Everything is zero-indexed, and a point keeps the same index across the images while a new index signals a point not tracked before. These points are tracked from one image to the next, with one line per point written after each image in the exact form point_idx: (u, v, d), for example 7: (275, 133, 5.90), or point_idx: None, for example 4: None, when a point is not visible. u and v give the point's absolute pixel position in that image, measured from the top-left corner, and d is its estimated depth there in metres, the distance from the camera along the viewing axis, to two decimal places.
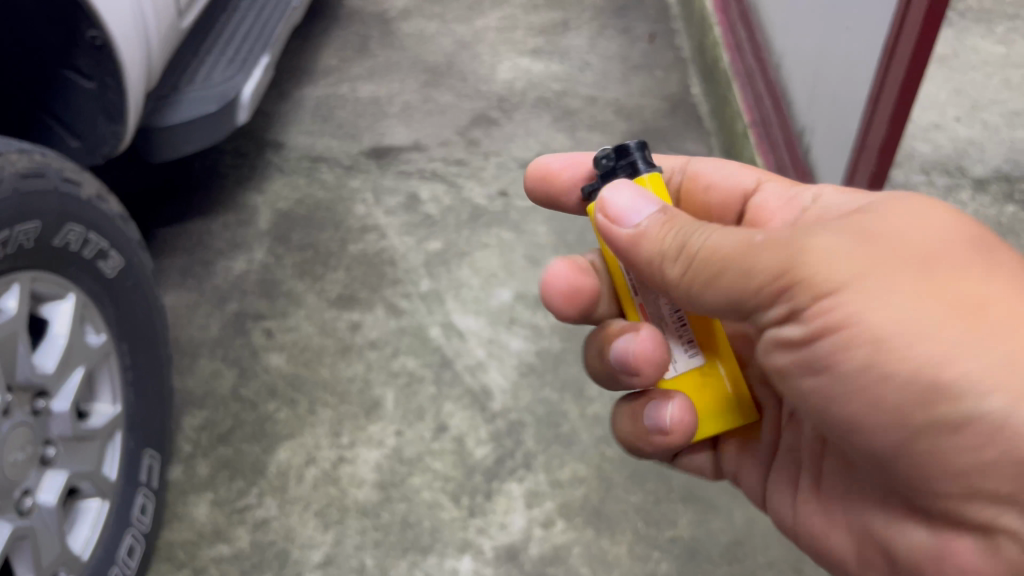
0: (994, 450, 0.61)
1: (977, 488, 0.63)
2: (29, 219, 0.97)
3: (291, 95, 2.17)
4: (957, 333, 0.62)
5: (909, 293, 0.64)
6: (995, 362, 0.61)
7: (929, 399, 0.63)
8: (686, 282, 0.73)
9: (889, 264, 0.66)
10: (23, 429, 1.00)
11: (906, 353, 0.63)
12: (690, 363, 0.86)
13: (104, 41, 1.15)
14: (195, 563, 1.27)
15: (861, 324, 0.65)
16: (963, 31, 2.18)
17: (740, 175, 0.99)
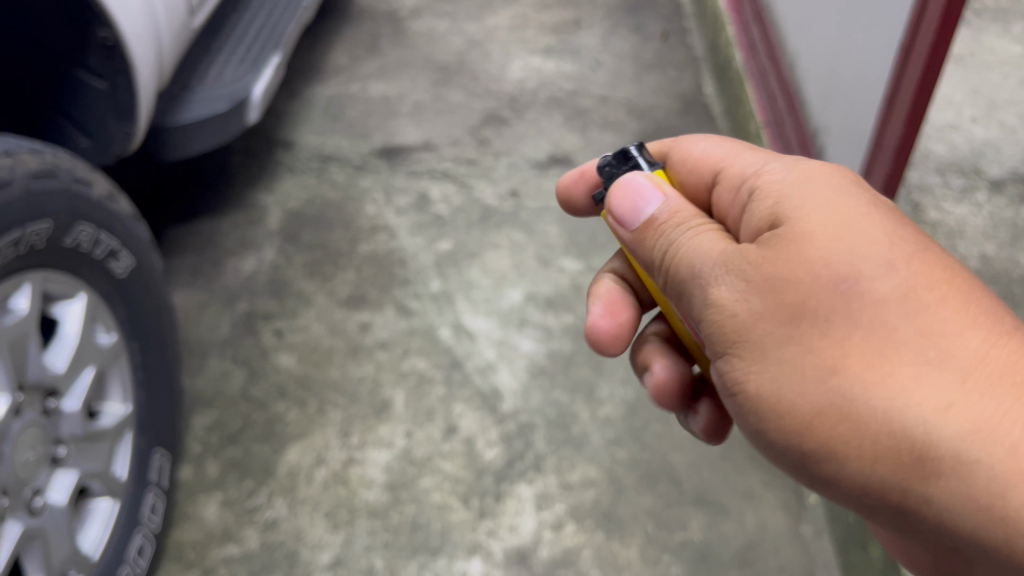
0: (867, 500, 0.64)
1: (872, 519, 0.67)
2: (40, 220, 0.97)
3: (301, 94, 2.16)
4: (819, 399, 0.63)
5: (781, 360, 0.65)
6: (852, 431, 0.62)
7: (805, 458, 0.66)
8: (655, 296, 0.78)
9: (765, 323, 0.65)
10: (34, 429, 0.99)
11: (778, 421, 0.66)
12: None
13: (115, 41, 1.15)
14: (204, 563, 1.27)
15: (744, 393, 0.67)
16: (980, 31, 2.15)
17: (711, 148, 0.85)
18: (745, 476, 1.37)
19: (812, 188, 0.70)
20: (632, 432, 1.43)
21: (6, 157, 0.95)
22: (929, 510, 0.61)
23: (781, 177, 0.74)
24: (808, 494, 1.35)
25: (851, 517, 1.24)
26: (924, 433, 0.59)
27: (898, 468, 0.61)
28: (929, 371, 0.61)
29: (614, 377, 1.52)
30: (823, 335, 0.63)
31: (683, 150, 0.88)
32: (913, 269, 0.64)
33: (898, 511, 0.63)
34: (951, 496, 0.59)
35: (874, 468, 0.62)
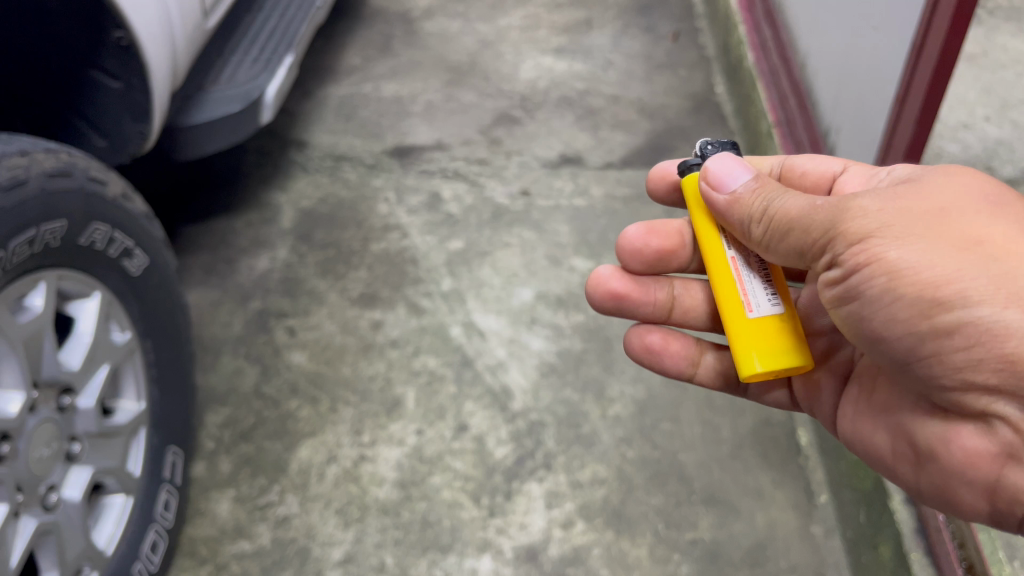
0: (979, 350, 0.72)
1: (972, 383, 0.74)
2: (55, 219, 0.98)
3: (314, 94, 2.17)
4: (960, 259, 0.75)
5: (924, 233, 0.77)
6: (987, 282, 0.73)
7: (931, 308, 0.75)
8: (767, 239, 0.87)
9: (912, 212, 0.79)
10: (48, 425, 1.01)
11: (915, 275, 0.76)
12: (773, 311, 0.93)
13: (130, 41, 1.16)
14: (217, 558, 1.28)
15: (883, 254, 0.77)
16: (994, 29, 2.14)
17: (826, 164, 1.09)
18: (755, 475, 1.38)
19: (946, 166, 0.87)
20: (642, 431, 1.44)
21: (21, 156, 0.97)
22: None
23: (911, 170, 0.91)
24: (818, 494, 1.35)
25: (861, 517, 1.26)
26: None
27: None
28: None
29: (624, 376, 1.52)
30: (965, 224, 0.77)
31: (799, 161, 1.11)
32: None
33: (1009, 364, 0.71)
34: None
35: (999, 310, 0.72)
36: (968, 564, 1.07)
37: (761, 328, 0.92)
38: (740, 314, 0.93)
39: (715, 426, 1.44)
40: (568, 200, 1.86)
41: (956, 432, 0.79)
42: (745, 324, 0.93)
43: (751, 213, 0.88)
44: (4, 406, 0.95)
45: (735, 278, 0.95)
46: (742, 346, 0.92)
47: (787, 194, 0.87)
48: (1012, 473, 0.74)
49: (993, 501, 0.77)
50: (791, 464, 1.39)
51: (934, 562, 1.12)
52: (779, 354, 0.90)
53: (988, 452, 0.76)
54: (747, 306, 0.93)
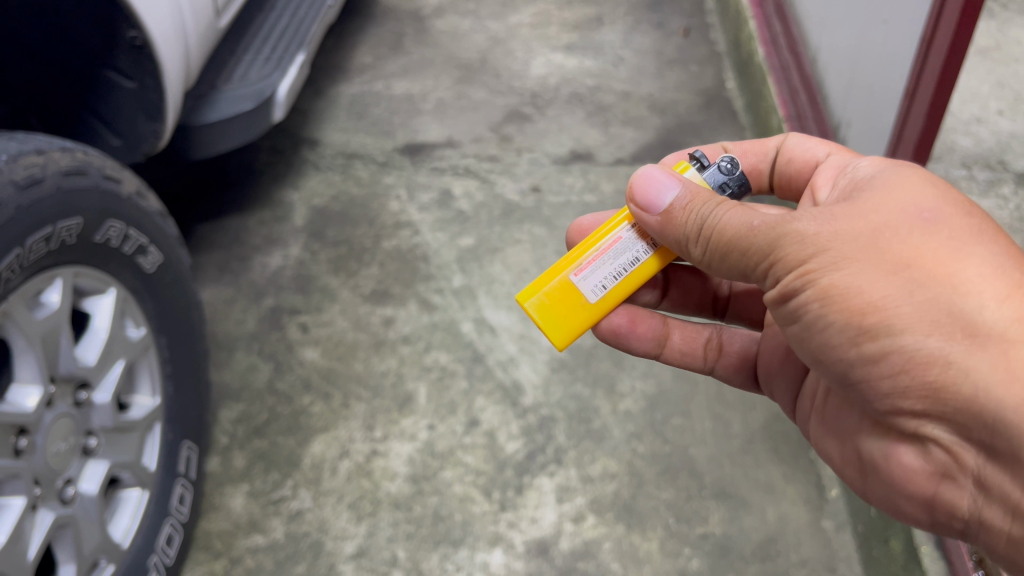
0: (906, 378, 0.69)
1: (901, 408, 0.71)
2: (72, 217, 1.00)
3: (326, 92, 2.19)
4: (890, 285, 0.70)
5: (856, 257, 0.71)
6: (914, 310, 0.68)
7: (858, 336, 0.71)
8: (707, 260, 0.82)
9: (846, 231, 0.73)
10: (66, 420, 1.02)
11: (847, 302, 0.71)
12: (588, 295, 0.94)
13: (143, 41, 1.18)
14: (231, 552, 1.30)
15: (817, 281, 0.72)
16: (1007, 22, 2.13)
17: (818, 150, 0.98)
18: (765, 469, 1.38)
19: (895, 170, 0.80)
20: (652, 426, 1.44)
21: (38, 154, 0.98)
22: (965, 384, 0.66)
23: (867, 170, 0.83)
24: (829, 488, 1.35)
25: (871, 511, 1.25)
26: (979, 315, 0.67)
27: (948, 339, 0.67)
28: (996, 277, 0.69)
29: (635, 371, 1.52)
30: (901, 243, 0.71)
31: (796, 143, 1.00)
32: (979, 222, 0.73)
33: (936, 393, 0.68)
34: (986, 369, 0.65)
35: (923, 339, 0.67)
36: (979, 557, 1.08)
37: (565, 289, 0.95)
38: (566, 266, 0.95)
39: (725, 420, 1.45)
40: (578, 196, 1.87)
41: (896, 448, 0.77)
42: (563, 276, 0.95)
43: (687, 231, 0.83)
44: (23, 401, 0.96)
45: (603, 247, 0.94)
46: (546, 279, 0.95)
47: (724, 205, 0.80)
48: (948, 490, 0.73)
49: (931, 513, 0.76)
50: (802, 459, 1.39)
51: (946, 556, 1.14)
52: (547, 314, 0.94)
53: (925, 471, 0.74)
54: (576, 271, 0.94)
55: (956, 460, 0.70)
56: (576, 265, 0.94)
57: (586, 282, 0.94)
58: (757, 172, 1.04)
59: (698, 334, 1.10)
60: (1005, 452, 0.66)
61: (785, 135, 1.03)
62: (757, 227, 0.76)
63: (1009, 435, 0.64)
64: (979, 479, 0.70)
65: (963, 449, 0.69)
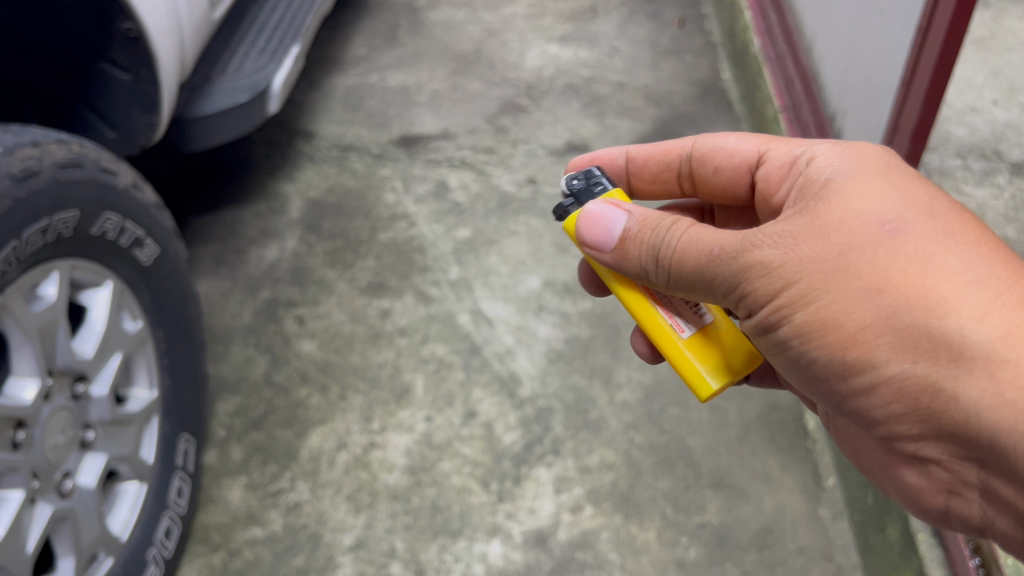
0: (899, 405, 0.70)
1: (900, 432, 0.73)
2: (68, 209, 0.99)
3: (321, 84, 2.18)
4: (867, 313, 0.70)
5: (829, 286, 0.71)
6: (895, 339, 0.68)
7: (851, 368, 0.72)
8: (673, 291, 0.82)
9: (813, 256, 0.72)
10: (63, 413, 1.02)
11: (829, 335, 0.72)
12: (703, 322, 0.90)
13: (138, 33, 1.17)
14: (230, 544, 1.30)
15: (798, 316, 0.73)
16: (1001, 12, 2.14)
17: (740, 145, 0.98)
18: (762, 459, 1.38)
19: (855, 169, 0.78)
20: (650, 416, 1.44)
21: (34, 147, 0.98)
22: (955, 409, 0.66)
23: (825, 164, 0.82)
24: (826, 477, 1.36)
25: (868, 499, 1.26)
26: (959, 335, 0.66)
27: (932, 364, 0.67)
28: (969, 288, 0.67)
29: (632, 362, 1.53)
30: (869, 264, 0.70)
31: (712, 146, 0.99)
32: (946, 221, 0.72)
33: (932, 418, 0.69)
34: (973, 393, 0.65)
35: (908, 367, 0.68)
36: (976, 544, 1.09)
37: (698, 348, 0.88)
38: (672, 336, 0.89)
39: (722, 410, 1.45)
40: None
41: (899, 461, 0.78)
42: (684, 343, 0.88)
43: (643, 262, 0.83)
44: (21, 394, 0.96)
45: (648, 299, 0.91)
46: (686, 368, 0.88)
47: (681, 229, 0.80)
48: (955, 504, 0.74)
49: (944, 521, 0.78)
50: (799, 448, 1.40)
51: (942, 543, 1.14)
52: (716, 370, 0.87)
53: (931, 487, 0.75)
54: (678, 326, 0.89)
55: (957, 476, 0.71)
56: (673, 331, 0.89)
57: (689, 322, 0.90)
58: (665, 178, 1.05)
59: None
60: (996, 472, 0.67)
61: (691, 135, 1.03)
62: (718, 258, 0.76)
63: (1000, 458, 0.65)
64: (981, 495, 0.71)
65: (960, 468, 0.70)
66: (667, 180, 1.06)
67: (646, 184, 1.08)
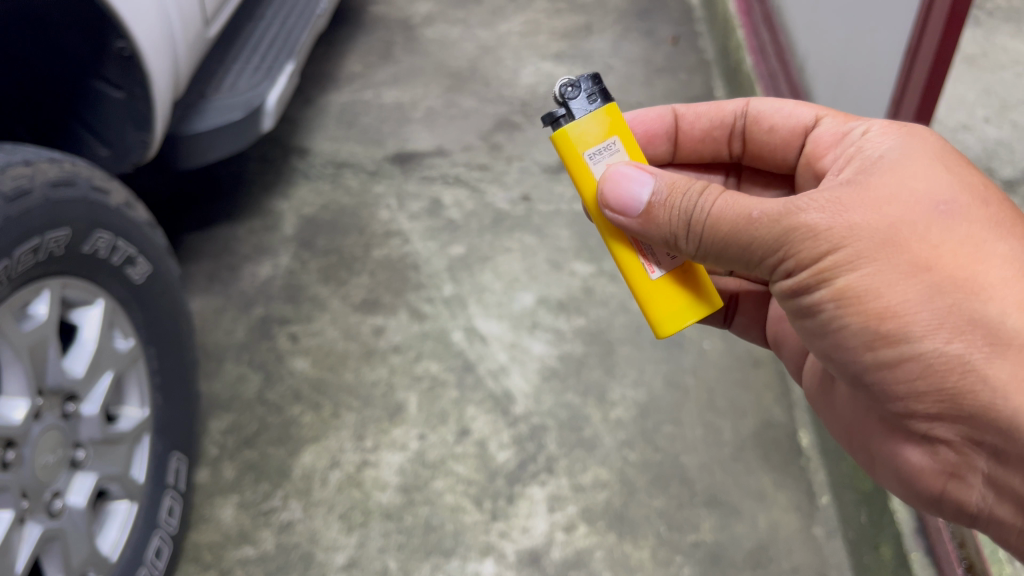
0: (923, 382, 0.69)
1: (915, 410, 0.72)
2: (60, 228, 0.99)
3: (316, 101, 2.18)
4: (908, 288, 0.69)
5: (875, 255, 0.70)
6: (934, 315, 0.68)
7: (878, 341, 0.71)
8: (702, 255, 0.80)
9: (864, 224, 0.71)
10: (53, 432, 1.02)
11: (864, 304, 0.71)
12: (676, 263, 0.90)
13: (131, 51, 1.17)
14: (221, 564, 1.29)
15: (836, 282, 0.72)
16: (993, 30, 2.15)
17: (798, 110, 1.01)
18: (757, 477, 1.38)
19: (909, 149, 0.78)
20: (644, 434, 1.44)
21: (26, 165, 0.98)
22: (982, 391, 0.66)
23: (878, 145, 0.81)
24: (820, 495, 1.36)
25: (863, 517, 1.26)
26: (998, 320, 0.66)
27: (967, 345, 0.67)
28: (1015, 276, 0.68)
29: (626, 380, 1.53)
30: (919, 239, 0.70)
31: (770, 108, 1.02)
32: (997, 210, 0.72)
33: (953, 399, 0.68)
34: (1005, 377, 0.65)
35: (942, 344, 0.68)
36: (969, 563, 1.08)
37: (665, 289, 0.89)
38: (640, 275, 0.90)
39: (717, 428, 1.45)
40: (569, 205, 1.87)
41: (905, 443, 0.78)
42: (652, 284, 0.90)
43: (673, 229, 0.81)
44: (10, 413, 0.96)
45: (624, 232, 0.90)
46: (652, 306, 0.90)
47: (720, 190, 0.78)
48: (954, 488, 0.74)
49: (938, 506, 0.78)
50: (793, 466, 1.39)
51: (935, 562, 1.13)
52: (684, 316, 0.89)
53: (934, 469, 0.75)
54: (650, 265, 0.90)
55: (966, 459, 0.71)
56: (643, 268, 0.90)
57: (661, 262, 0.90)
58: (716, 137, 1.07)
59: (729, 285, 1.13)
60: (1012, 459, 0.66)
61: (743, 99, 1.05)
62: (758, 219, 0.74)
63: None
64: (987, 479, 0.70)
65: (971, 451, 0.70)
66: (717, 140, 1.07)
67: (693, 144, 1.09)
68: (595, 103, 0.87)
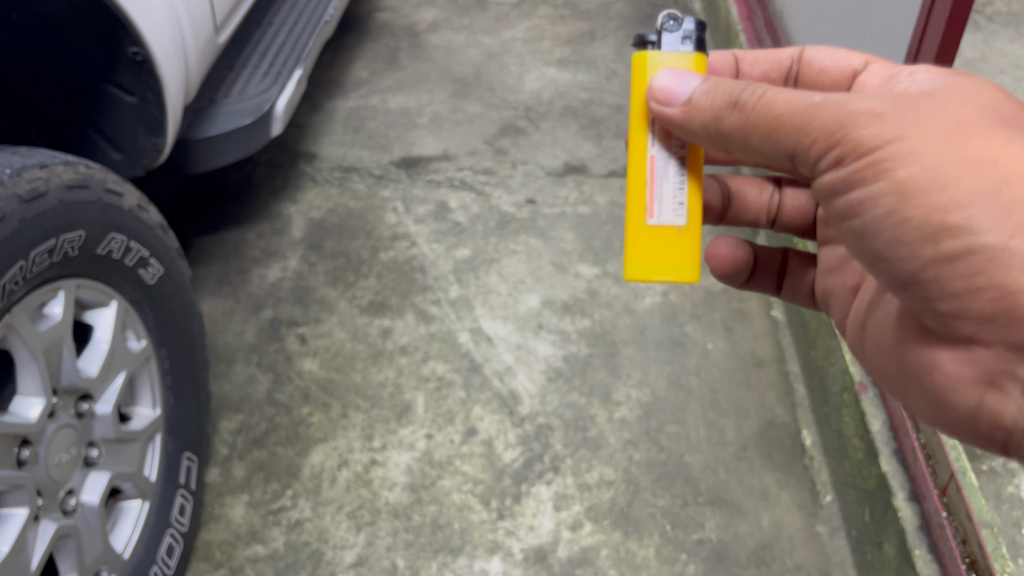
0: (980, 278, 0.64)
1: (966, 313, 0.66)
2: (74, 229, 1.01)
3: (322, 106, 2.21)
4: (971, 181, 0.66)
5: (940, 148, 0.68)
6: (998, 207, 0.64)
7: (934, 233, 0.66)
8: (755, 144, 0.80)
9: (931, 125, 0.70)
10: (68, 430, 1.03)
11: (925, 195, 0.67)
12: (674, 222, 0.96)
13: (144, 56, 1.20)
14: (231, 562, 1.30)
15: (894, 172, 0.69)
16: (992, 35, 2.18)
17: (847, 57, 1.08)
18: (760, 476, 1.39)
19: (974, 79, 0.78)
20: (648, 433, 1.46)
21: (42, 168, 1.00)
22: None
23: (943, 83, 0.81)
24: (823, 494, 1.37)
25: (866, 515, 1.28)
26: None
27: None
28: None
29: (630, 380, 1.54)
30: (986, 144, 0.68)
31: (820, 55, 1.09)
32: None
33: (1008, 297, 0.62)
34: None
35: (1001, 238, 0.63)
36: (972, 560, 1.10)
37: (657, 235, 0.97)
38: (641, 215, 0.97)
39: (720, 427, 1.47)
40: (573, 208, 1.89)
41: (945, 363, 0.72)
42: (646, 227, 0.97)
43: (729, 124, 0.82)
44: (26, 412, 0.98)
45: (649, 171, 0.96)
46: (637, 245, 0.97)
47: (776, 89, 0.78)
48: (993, 400, 0.69)
49: (976, 429, 0.72)
50: (797, 465, 1.41)
51: (938, 559, 1.14)
52: (660, 270, 0.97)
53: (973, 377, 0.69)
54: (651, 211, 0.96)
55: (1011, 368, 0.66)
56: (647, 208, 0.96)
57: (662, 214, 0.96)
58: (773, 79, 1.12)
59: (775, 250, 1.16)
60: None
61: (798, 47, 1.12)
62: (821, 106, 0.74)
63: None
64: None
65: (1017, 355, 0.64)
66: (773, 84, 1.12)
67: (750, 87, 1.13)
68: (687, 46, 0.93)
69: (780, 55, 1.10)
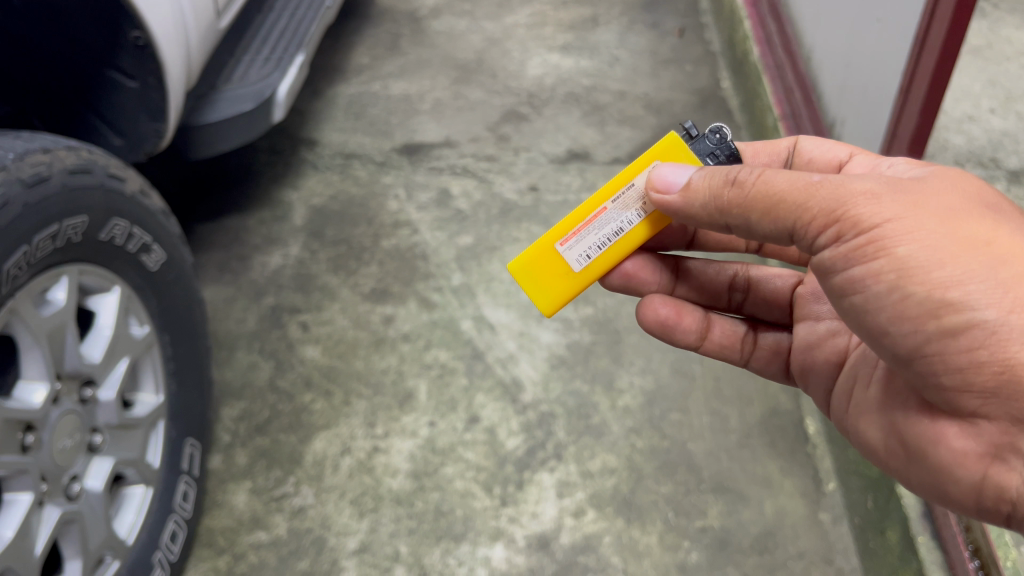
0: (984, 353, 0.64)
1: (970, 387, 0.66)
2: (77, 215, 1.01)
3: (324, 93, 2.20)
4: (969, 260, 0.67)
5: (936, 229, 0.69)
6: (998, 286, 0.65)
7: (938, 309, 0.66)
8: (747, 221, 0.77)
9: (924, 206, 0.70)
10: (71, 416, 1.03)
11: (926, 274, 0.67)
12: (572, 262, 0.98)
13: (146, 41, 1.19)
14: (234, 548, 1.30)
15: (893, 250, 0.69)
16: (998, 22, 2.16)
17: (835, 150, 1.04)
18: (763, 464, 1.39)
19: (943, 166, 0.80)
20: (651, 421, 1.46)
21: (44, 153, 0.99)
22: None
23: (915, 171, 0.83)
24: (826, 481, 1.37)
25: (869, 502, 1.27)
26: None
27: None
28: None
29: (633, 368, 1.54)
30: (974, 225, 0.69)
31: (811, 146, 1.04)
32: None
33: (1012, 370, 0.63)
34: None
35: (1002, 314, 0.64)
36: (975, 547, 1.09)
37: (554, 258, 0.99)
38: (554, 236, 0.98)
39: (723, 415, 1.47)
40: (576, 195, 1.89)
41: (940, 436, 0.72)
42: (551, 247, 0.98)
43: (720, 199, 0.79)
44: (30, 398, 0.97)
45: (591, 216, 0.97)
46: (535, 254, 0.99)
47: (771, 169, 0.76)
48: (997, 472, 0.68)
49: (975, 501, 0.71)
50: (799, 453, 1.41)
51: (942, 546, 1.14)
52: (538, 289, 1.00)
53: (974, 452, 0.68)
54: (563, 244, 0.98)
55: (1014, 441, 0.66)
56: (562, 235, 0.98)
57: (566, 250, 0.98)
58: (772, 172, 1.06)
59: (739, 325, 1.10)
60: None
61: (793, 137, 1.07)
62: (819, 185, 0.72)
63: None
64: None
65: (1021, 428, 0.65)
66: None
67: None
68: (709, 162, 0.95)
69: (776, 145, 1.05)
